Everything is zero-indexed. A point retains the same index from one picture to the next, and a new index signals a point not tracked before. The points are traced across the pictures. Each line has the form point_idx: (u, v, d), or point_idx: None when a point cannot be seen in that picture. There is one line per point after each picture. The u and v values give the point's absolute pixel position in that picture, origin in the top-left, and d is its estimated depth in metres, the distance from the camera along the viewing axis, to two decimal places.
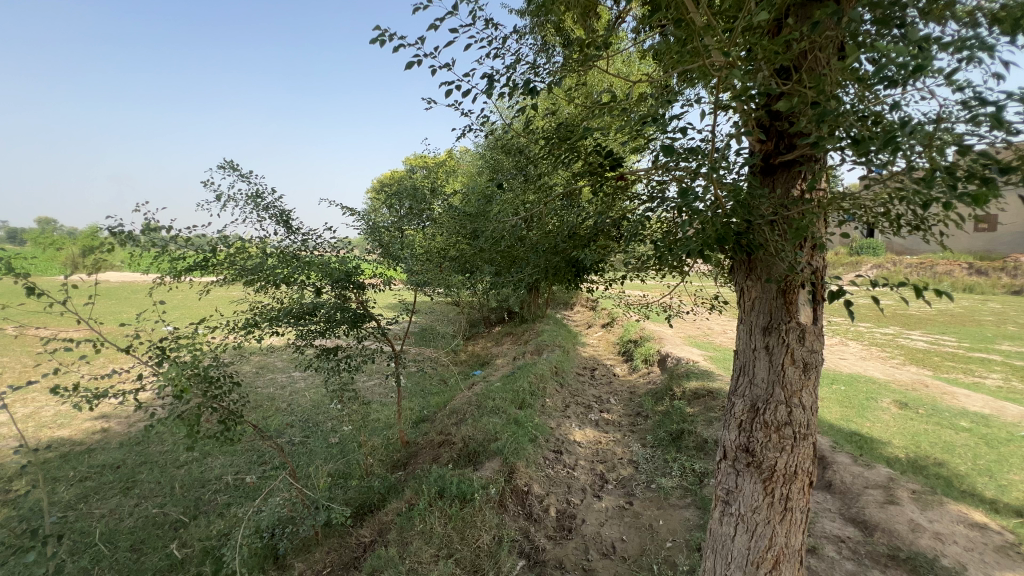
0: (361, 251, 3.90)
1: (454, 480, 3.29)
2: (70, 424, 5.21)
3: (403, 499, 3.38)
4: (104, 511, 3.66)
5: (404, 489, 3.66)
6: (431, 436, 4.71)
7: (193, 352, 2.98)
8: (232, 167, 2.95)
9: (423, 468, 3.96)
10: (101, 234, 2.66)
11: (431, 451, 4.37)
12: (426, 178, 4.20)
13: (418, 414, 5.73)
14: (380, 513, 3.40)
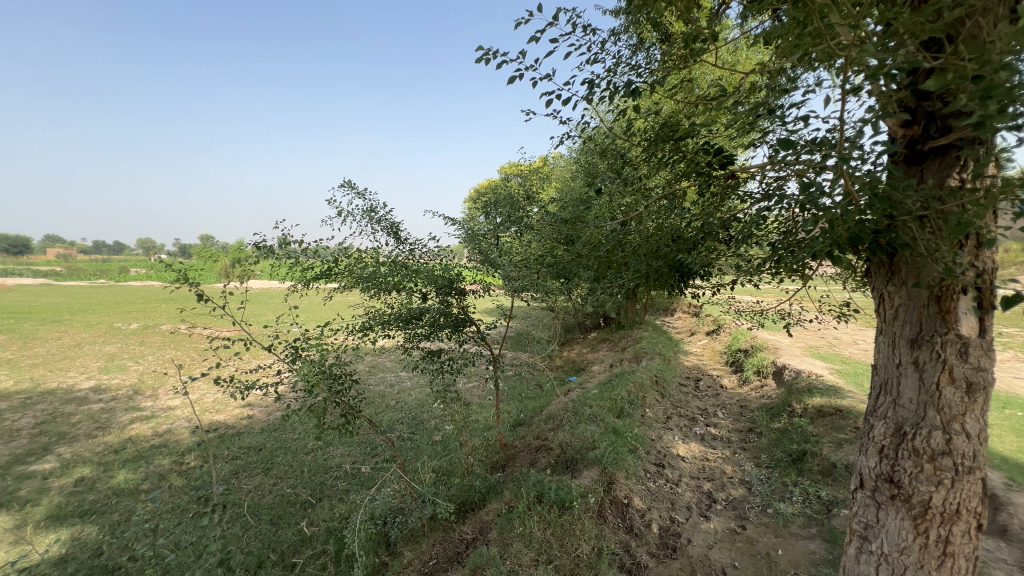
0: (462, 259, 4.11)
1: (552, 486, 3.32)
2: (225, 410, 6.15)
3: (503, 500, 3.47)
4: (251, 487, 4.26)
5: (504, 490, 3.76)
6: (529, 440, 4.77)
7: (321, 352, 3.35)
8: (349, 185, 3.20)
9: (521, 472, 4.03)
10: (248, 248, 3.11)
11: (529, 456, 4.43)
12: (521, 186, 4.29)
13: (515, 417, 5.84)
14: (481, 512, 3.52)
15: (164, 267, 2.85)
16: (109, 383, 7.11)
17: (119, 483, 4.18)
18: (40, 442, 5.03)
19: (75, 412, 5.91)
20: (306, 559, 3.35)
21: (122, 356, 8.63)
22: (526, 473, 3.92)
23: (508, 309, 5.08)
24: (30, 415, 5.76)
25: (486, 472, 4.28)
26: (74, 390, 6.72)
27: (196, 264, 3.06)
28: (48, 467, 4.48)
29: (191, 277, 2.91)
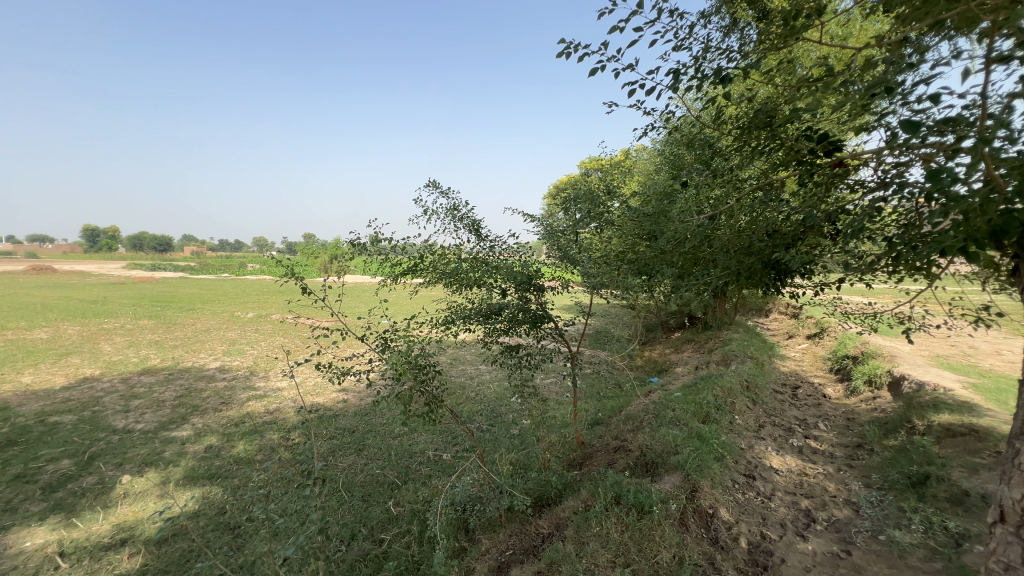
0: (541, 256, 4.10)
1: (630, 488, 3.24)
2: (324, 394, 6.76)
3: (579, 498, 3.46)
4: (346, 465, 4.63)
5: (580, 489, 3.72)
6: (607, 440, 4.69)
7: (408, 344, 3.54)
8: (435, 185, 3.35)
9: (598, 471, 3.98)
10: (345, 246, 3.37)
11: (607, 456, 4.34)
12: (602, 180, 4.21)
13: (593, 416, 5.76)
14: (557, 508, 3.53)
15: (275, 263, 3.20)
16: (231, 364, 8.13)
17: (238, 452, 4.76)
18: (179, 412, 5.88)
19: (205, 388, 6.83)
20: (392, 536, 3.58)
21: (241, 341, 9.82)
22: (603, 474, 3.85)
23: (587, 307, 5.00)
24: (171, 389, 6.76)
25: (563, 469, 4.25)
26: (205, 369, 7.77)
27: (301, 260, 3.39)
28: (185, 434, 5.22)
29: (297, 271, 3.23)
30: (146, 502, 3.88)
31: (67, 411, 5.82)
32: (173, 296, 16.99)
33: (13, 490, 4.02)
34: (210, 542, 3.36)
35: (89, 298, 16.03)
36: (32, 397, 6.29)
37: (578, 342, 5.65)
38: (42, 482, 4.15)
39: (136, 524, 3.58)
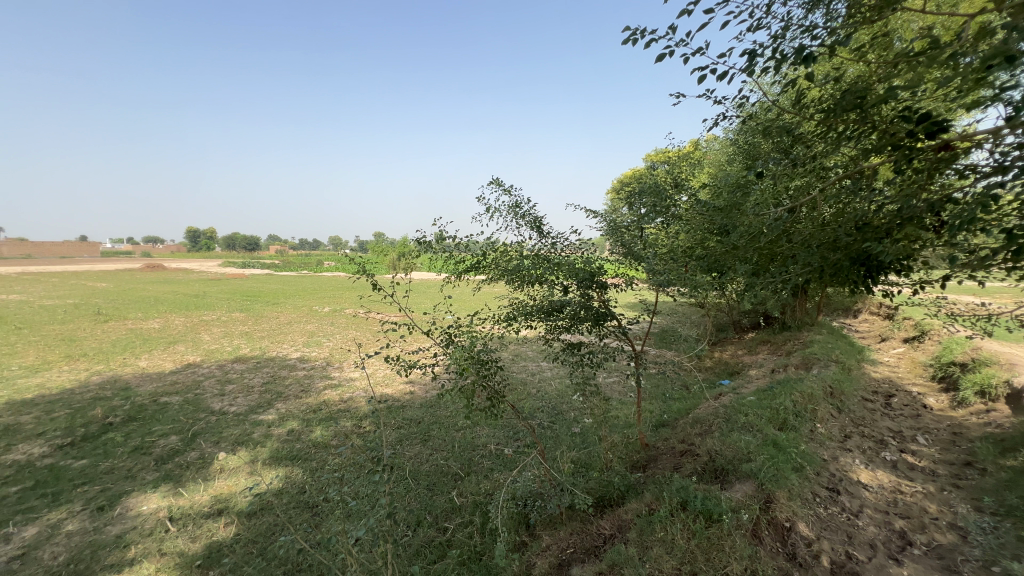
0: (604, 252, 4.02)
1: (698, 495, 3.12)
2: (393, 385, 7.09)
3: (643, 501, 3.36)
4: (413, 454, 4.83)
5: (644, 491, 3.62)
6: (672, 443, 4.52)
7: (471, 339, 3.62)
8: (497, 183, 3.40)
9: (663, 475, 3.85)
10: (412, 244, 3.50)
11: (672, 460, 4.19)
12: (668, 173, 4.05)
13: (658, 418, 5.58)
14: (620, 510, 3.46)
15: (348, 260, 3.39)
16: (311, 355, 8.75)
17: (317, 437, 5.12)
18: (266, 397, 6.43)
19: (288, 376, 7.41)
20: (455, 525, 3.68)
21: (319, 334, 10.53)
22: (668, 478, 3.72)
23: (652, 305, 4.83)
24: (260, 376, 7.39)
25: (626, 470, 4.14)
26: (288, 359, 8.43)
27: (371, 258, 3.57)
28: (271, 418, 5.70)
29: (368, 268, 3.40)
30: (239, 477, 4.28)
31: (174, 393, 6.55)
32: (261, 291, 18.55)
33: (132, 459, 4.60)
34: (292, 518, 3.64)
35: (192, 293, 17.91)
36: (146, 379, 7.15)
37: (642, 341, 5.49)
38: (155, 454, 4.70)
39: (230, 497, 3.96)
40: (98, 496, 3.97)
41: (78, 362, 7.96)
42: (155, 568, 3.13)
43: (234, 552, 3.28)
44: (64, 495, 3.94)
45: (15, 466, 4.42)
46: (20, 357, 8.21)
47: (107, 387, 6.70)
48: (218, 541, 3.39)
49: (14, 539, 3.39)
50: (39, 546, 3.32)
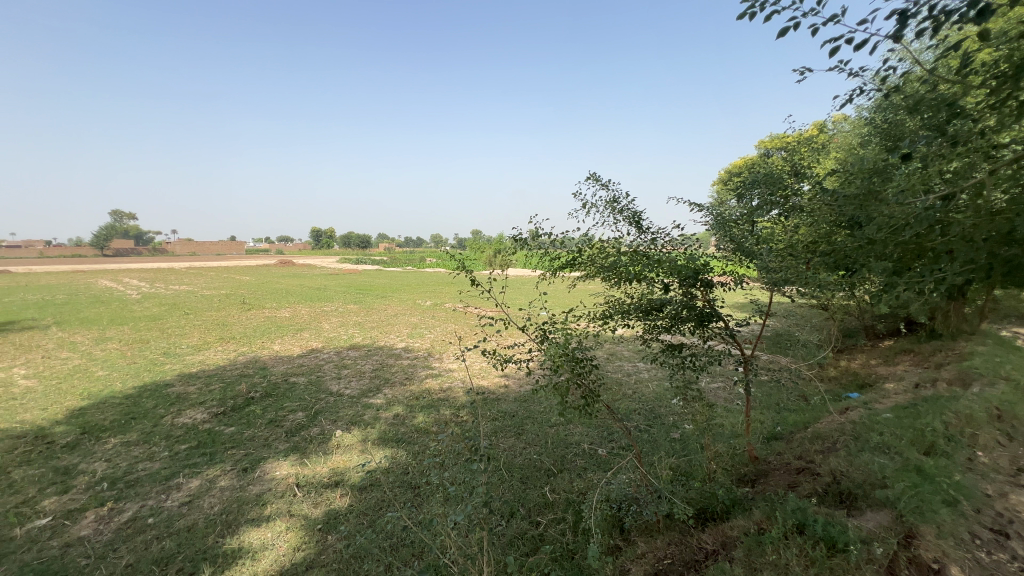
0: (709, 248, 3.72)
1: (818, 519, 2.78)
2: (488, 378, 7.31)
3: (752, 519, 3.08)
4: (507, 447, 4.93)
5: (752, 509, 3.31)
6: (787, 459, 4.08)
7: (566, 336, 3.58)
8: (595, 179, 3.31)
9: (776, 492, 3.49)
10: (509, 240, 3.54)
11: (787, 477, 3.77)
12: (787, 159, 3.64)
13: (769, 430, 5.07)
14: (724, 525, 3.20)
15: (449, 257, 3.55)
16: (414, 345, 9.35)
17: (419, 423, 5.45)
18: (375, 383, 6.99)
19: (395, 365, 8.00)
20: (548, 521, 3.69)
21: (421, 326, 11.22)
22: (782, 496, 3.36)
23: (765, 306, 4.39)
24: (370, 363, 8.07)
25: (731, 483, 3.83)
26: (394, 348, 9.10)
27: (470, 255, 3.69)
28: (379, 402, 6.19)
29: (467, 265, 3.52)
30: (352, 454, 4.70)
31: (301, 374, 7.40)
32: (371, 286, 20.27)
33: (268, 430, 5.28)
34: (396, 496, 3.92)
35: (315, 286, 20.12)
36: (280, 361, 8.17)
37: (753, 345, 5.01)
38: (286, 427, 5.35)
39: (345, 471, 4.37)
40: (243, 459, 4.62)
41: (229, 344, 9.34)
42: (286, 526, 3.55)
43: (348, 520, 3.61)
44: (218, 456, 4.64)
45: (184, 428, 5.31)
46: (188, 337, 9.85)
47: (250, 366, 7.78)
48: (335, 510, 3.75)
49: (183, 488, 4.07)
50: (200, 496, 3.95)
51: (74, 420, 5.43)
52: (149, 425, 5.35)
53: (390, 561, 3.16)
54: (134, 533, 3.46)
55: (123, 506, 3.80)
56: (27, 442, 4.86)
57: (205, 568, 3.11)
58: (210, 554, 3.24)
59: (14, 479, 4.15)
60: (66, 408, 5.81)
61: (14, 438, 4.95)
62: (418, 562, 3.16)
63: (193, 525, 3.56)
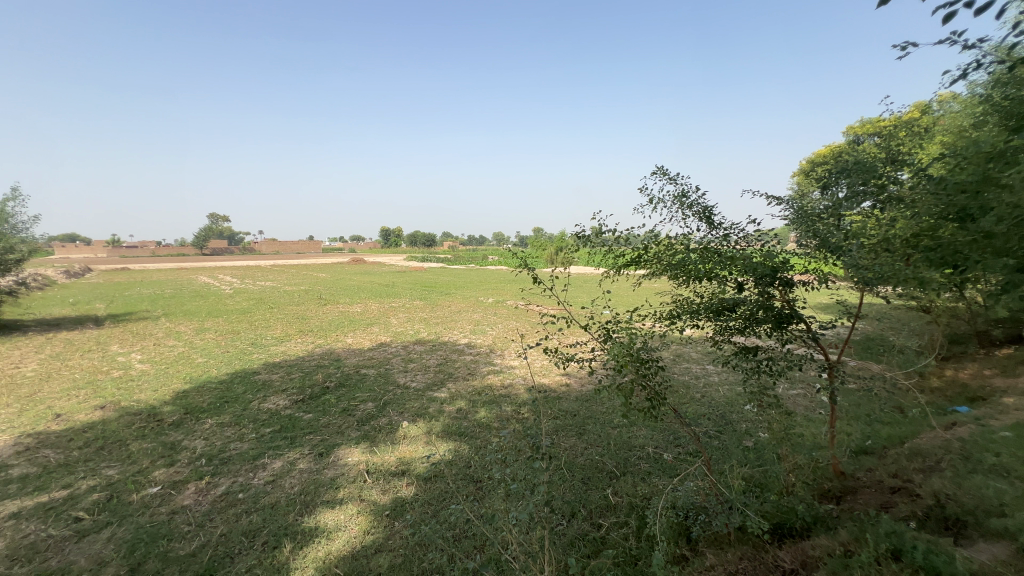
0: (788, 244, 3.40)
1: (919, 546, 2.47)
2: (550, 376, 7.28)
3: (838, 539, 2.80)
4: (568, 446, 4.86)
5: (836, 527, 3.01)
6: (880, 476, 3.68)
7: (630, 335, 3.44)
8: (662, 173, 3.16)
9: (866, 512, 3.16)
10: (571, 237, 3.47)
11: (880, 497, 3.40)
12: (880, 145, 3.27)
13: (858, 444, 4.60)
14: (805, 543, 2.94)
15: (511, 255, 3.54)
16: (477, 341, 9.52)
17: (481, 418, 5.52)
18: (439, 377, 7.18)
19: (458, 360, 8.18)
20: (610, 524, 3.59)
21: (484, 322, 11.40)
22: (873, 517, 3.03)
23: (854, 307, 3.97)
24: (435, 358, 8.32)
25: (814, 498, 3.51)
26: (458, 344, 9.31)
27: (531, 252, 3.67)
28: (443, 396, 6.36)
29: (529, 262, 3.49)
30: (418, 445, 4.86)
31: (372, 366, 7.77)
32: (437, 283, 20.89)
33: (342, 418, 5.60)
34: (459, 488, 3.99)
35: (384, 283, 21.07)
36: (352, 353, 8.64)
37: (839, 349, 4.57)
38: (357, 416, 5.65)
39: (411, 461, 4.52)
40: (319, 444, 4.92)
41: (308, 336, 10.02)
42: (357, 510, 3.73)
43: (414, 509, 3.73)
44: (298, 440, 4.98)
45: (269, 413, 5.75)
46: (272, 329, 10.68)
47: (326, 358, 8.29)
48: (402, 498, 3.89)
49: (267, 468, 4.40)
50: (282, 476, 4.25)
51: (179, 402, 6.07)
52: (239, 408, 5.85)
53: (452, 551, 3.22)
54: (226, 506, 3.79)
55: (218, 481, 4.18)
56: (141, 419, 5.49)
57: (285, 543, 3.34)
58: (290, 531, 3.48)
59: (131, 450, 4.71)
60: (173, 391, 6.50)
61: (132, 415, 5.62)
62: (479, 554, 3.20)
63: (275, 502, 3.84)
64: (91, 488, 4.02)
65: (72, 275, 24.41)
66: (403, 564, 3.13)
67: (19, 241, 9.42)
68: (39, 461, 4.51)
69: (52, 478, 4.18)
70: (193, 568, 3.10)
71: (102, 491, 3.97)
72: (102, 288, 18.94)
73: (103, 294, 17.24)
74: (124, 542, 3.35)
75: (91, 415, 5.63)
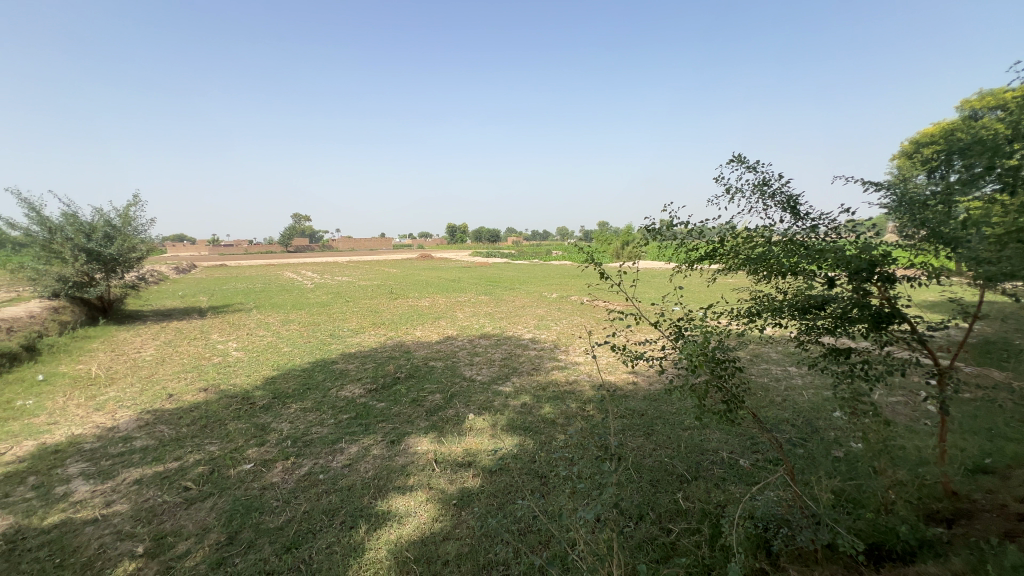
0: (887, 235, 3.01)
1: None
2: (616, 373, 7.08)
3: (953, 568, 2.43)
4: (635, 446, 4.68)
5: (949, 553, 2.61)
6: (1005, 500, 3.16)
7: (704, 334, 3.21)
8: (740, 160, 2.92)
9: (988, 540, 2.72)
10: (640, 231, 3.31)
11: (1005, 524, 2.92)
12: (1008, 117, 2.76)
13: (974, 461, 4.01)
14: (911, 569, 2.59)
15: (576, 249, 3.44)
16: (541, 337, 9.49)
17: (546, 413, 5.47)
18: (504, 371, 7.23)
19: (523, 355, 8.19)
20: (681, 530, 3.39)
21: (548, 318, 11.32)
22: (998, 545, 2.60)
23: (973, 305, 3.41)
24: (500, 352, 8.39)
25: (920, 519, 3.09)
26: (522, 339, 9.33)
27: (597, 247, 3.55)
28: (508, 390, 6.38)
29: (595, 257, 3.39)
30: (483, 438, 4.91)
31: (439, 359, 7.99)
32: (502, 278, 21.11)
33: (412, 408, 5.79)
34: (524, 482, 3.97)
35: (451, 278, 21.62)
36: (421, 346, 8.92)
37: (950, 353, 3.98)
38: (426, 407, 5.82)
39: (477, 453, 4.57)
40: (391, 432, 5.11)
41: (381, 329, 10.50)
42: (425, 498, 3.83)
43: (480, 500, 3.76)
44: (371, 427, 5.22)
45: (346, 400, 6.08)
46: (349, 322, 11.31)
47: (396, 350, 8.63)
48: (469, 488, 3.94)
49: (344, 453, 4.64)
50: (357, 461, 4.46)
51: (269, 387, 6.58)
52: (320, 395, 6.24)
53: (518, 546, 3.20)
54: (309, 485, 4.05)
55: (301, 461, 4.48)
56: (237, 401, 6.02)
57: (361, 524, 3.49)
58: (365, 513, 3.64)
59: (229, 430, 5.17)
60: (263, 376, 7.07)
61: (229, 398, 6.18)
62: (544, 550, 3.16)
63: (352, 485, 4.03)
64: (196, 462, 4.46)
65: (182, 271, 27.42)
66: (469, 554, 3.16)
67: (139, 241, 10.69)
68: (156, 435, 5.08)
69: (165, 450, 4.69)
70: (281, 540, 3.34)
71: (205, 465, 4.39)
72: (205, 282, 21.07)
73: (205, 288, 19.13)
74: (224, 512, 3.66)
75: (197, 396, 6.26)
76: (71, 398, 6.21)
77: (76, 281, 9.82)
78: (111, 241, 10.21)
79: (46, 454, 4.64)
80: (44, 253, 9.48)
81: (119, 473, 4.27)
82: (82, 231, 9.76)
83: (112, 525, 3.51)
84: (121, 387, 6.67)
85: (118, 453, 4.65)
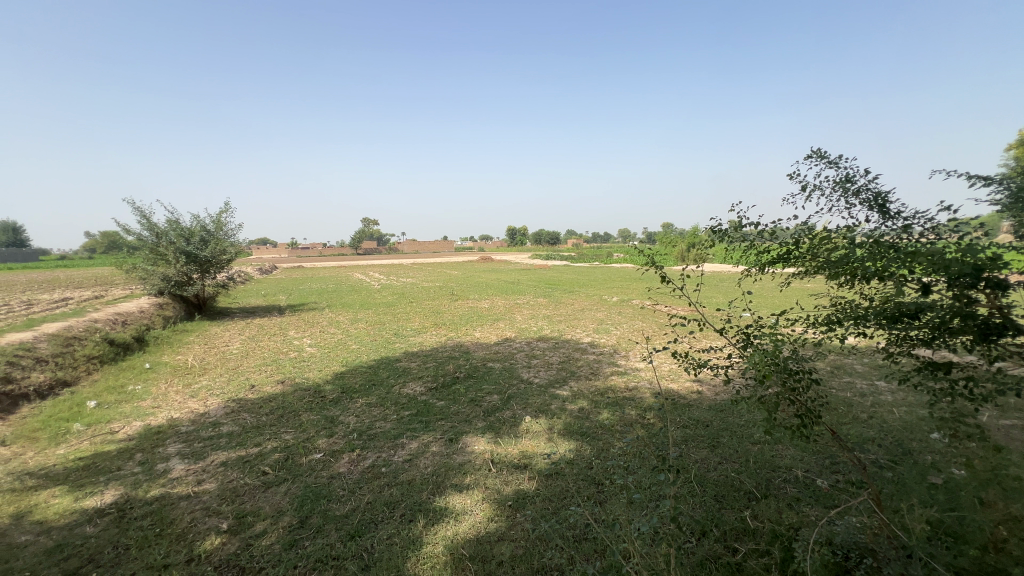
0: (999, 236, 2.62)
1: None
2: (679, 381, 6.78)
3: None
4: (698, 459, 4.43)
5: None
6: None
7: (775, 341, 2.97)
8: (819, 155, 2.68)
9: None
10: (705, 232, 3.14)
11: None
12: None
13: None
14: None
15: (636, 252, 3.31)
16: (599, 341, 9.31)
17: (604, 419, 5.35)
18: (562, 375, 7.16)
19: (581, 359, 8.07)
20: (748, 550, 3.16)
21: (607, 322, 11.10)
22: None
23: None
24: (557, 355, 8.33)
25: None
26: (580, 342, 9.20)
27: (660, 250, 3.40)
28: (566, 394, 6.32)
29: (657, 260, 3.25)
30: (540, 441, 4.87)
31: (497, 360, 8.06)
32: (561, 281, 20.96)
33: (470, 407, 5.89)
34: (580, 489, 3.89)
35: (509, 280, 21.81)
36: (479, 347, 9.06)
37: None
38: (484, 407, 5.89)
39: (533, 456, 4.55)
40: (450, 430, 5.23)
41: (441, 329, 10.78)
42: (481, 498, 3.86)
43: (535, 503, 3.74)
44: (431, 424, 5.37)
45: (408, 397, 6.30)
46: (412, 322, 11.73)
47: (456, 350, 8.82)
48: (524, 491, 3.93)
49: (405, 448, 4.80)
50: (418, 456, 4.60)
51: (337, 382, 6.97)
52: (384, 391, 6.52)
53: (573, 553, 3.13)
54: (372, 477, 4.22)
55: (366, 454, 4.69)
56: (310, 395, 6.42)
57: (420, 518, 3.59)
58: (424, 508, 3.73)
59: (302, 420, 5.53)
60: (333, 371, 7.50)
61: (303, 391, 6.60)
62: (600, 560, 3.07)
63: (412, 480, 4.16)
64: (273, 448, 4.80)
65: (263, 272, 29.75)
66: (524, 557, 3.14)
67: (229, 244, 11.73)
68: (240, 422, 5.53)
69: (248, 436, 5.10)
70: (346, 527, 3.50)
71: (281, 452, 4.71)
72: (284, 282, 22.74)
73: (284, 288, 20.63)
74: (296, 497, 3.91)
75: (275, 388, 6.75)
76: (171, 385, 6.92)
77: (177, 280, 10.95)
78: (206, 244, 11.30)
79: (151, 434, 5.19)
80: (152, 255, 10.68)
81: (208, 454, 4.70)
82: (182, 235, 10.87)
83: (201, 501, 3.86)
84: (212, 377, 7.34)
85: (208, 436, 5.11)
